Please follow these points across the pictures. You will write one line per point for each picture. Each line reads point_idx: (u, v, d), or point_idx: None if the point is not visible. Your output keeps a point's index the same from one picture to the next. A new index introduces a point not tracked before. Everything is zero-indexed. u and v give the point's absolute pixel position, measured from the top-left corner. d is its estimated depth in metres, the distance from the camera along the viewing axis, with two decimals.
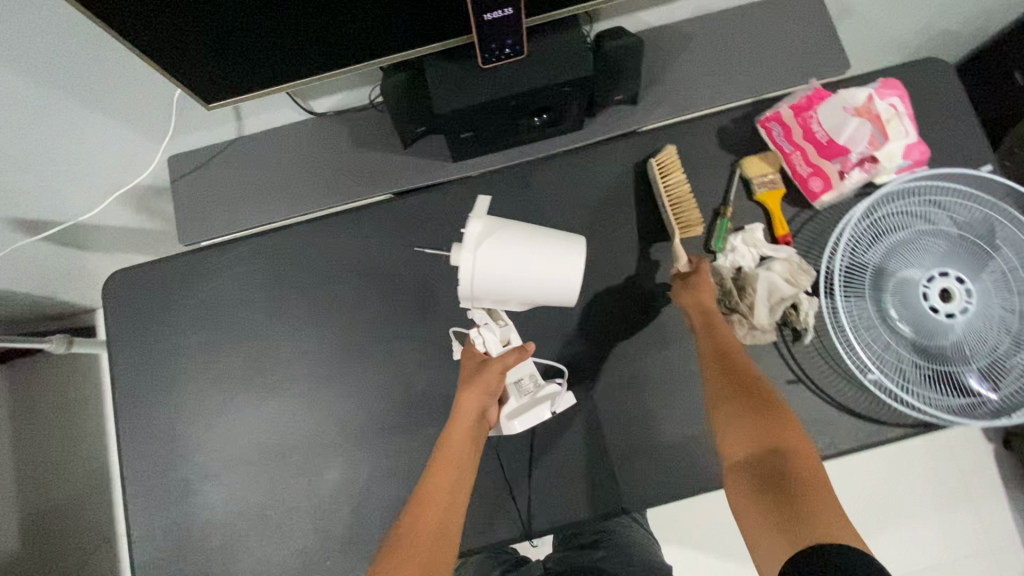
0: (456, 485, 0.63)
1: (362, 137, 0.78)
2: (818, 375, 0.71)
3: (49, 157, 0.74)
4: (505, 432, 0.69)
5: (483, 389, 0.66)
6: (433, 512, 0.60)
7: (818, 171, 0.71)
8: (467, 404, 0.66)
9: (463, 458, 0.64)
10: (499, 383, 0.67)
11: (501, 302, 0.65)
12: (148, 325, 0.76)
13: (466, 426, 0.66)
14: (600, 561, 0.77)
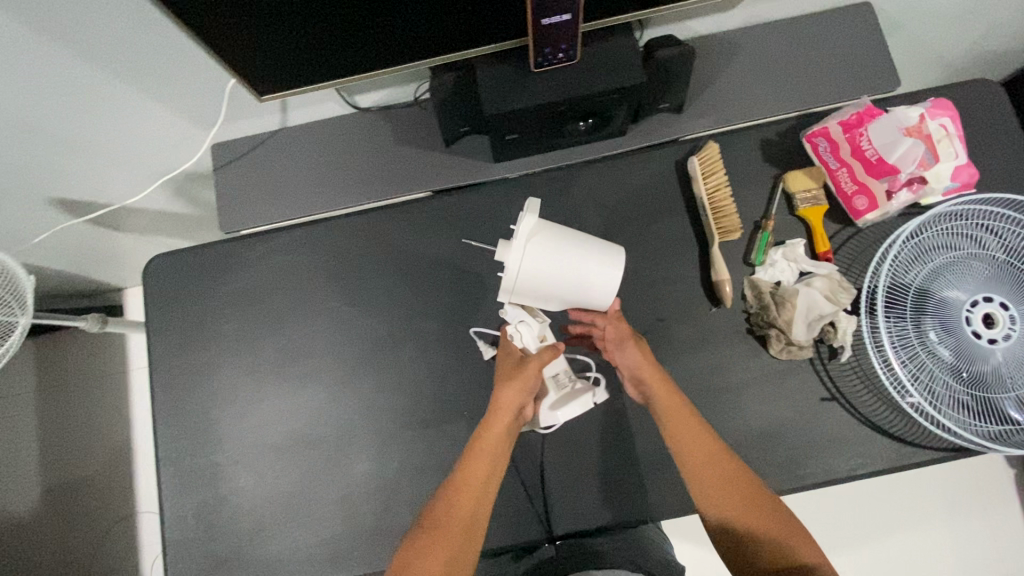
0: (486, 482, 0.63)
1: (405, 134, 0.78)
2: (853, 394, 0.71)
3: (97, 139, 0.74)
4: (548, 423, 0.71)
5: (524, 384, 0.66)
6: (461, 509, 0.61)
7: (864, 190, 0.70)
8: (508, 398, 0.66)
9: (497, 452, 0.65)
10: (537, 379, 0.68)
11: (537, 300, 0.67)
12: (186, 310, 0.77)
13: (504, 418, 0.66)
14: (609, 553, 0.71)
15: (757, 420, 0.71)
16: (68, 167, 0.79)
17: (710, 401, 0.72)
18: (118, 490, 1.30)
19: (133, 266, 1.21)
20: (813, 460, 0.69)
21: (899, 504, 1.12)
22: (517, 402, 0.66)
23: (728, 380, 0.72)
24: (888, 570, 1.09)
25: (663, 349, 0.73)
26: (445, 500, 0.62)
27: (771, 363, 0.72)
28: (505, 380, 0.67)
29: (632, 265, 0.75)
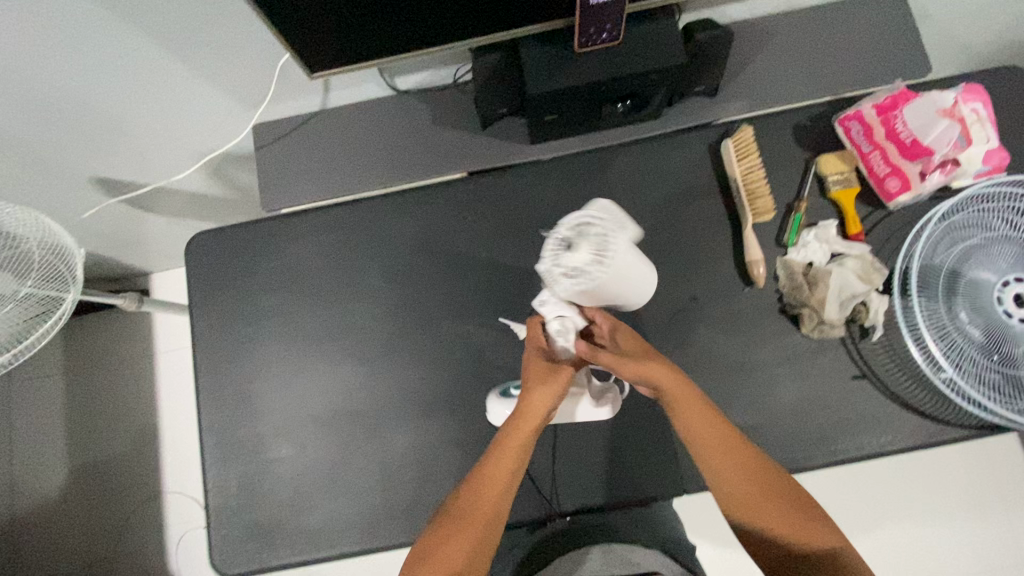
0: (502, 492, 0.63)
1: (443, 115, 0.79)
2: (884, 373, 0.72)
3: (144, 116, 0.76)
4: (603, 418, 0.73)
5: (556, 390, 0.66)
6: (471, 526, 0.61)
7: (897, 172, 0.71)
8: (539, 404, 0.65)
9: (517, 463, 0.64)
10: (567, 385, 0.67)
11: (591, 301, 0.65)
12: (228, 286, 0.79)
13: (528, 427, 0.65)
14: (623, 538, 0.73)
15: (789, 397, 0.72)
16: (114, 144, 0.81)
17: (744, 378, 0.73)
18: (140, 471, 1.30)
19: (163, 250, 1.23)
20: (844, 436, 0.71)
21: (920, 491, 1.13)
22: (546, 410, 0.65)
23: (761, 358, 0.73)
24: (907, 555, 1.10)
25: (697, 327, 0.74)
26: (454, 520, 0.61)
27: (803, 341, 0.73)
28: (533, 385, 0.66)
29: (666, 244, 0.77)
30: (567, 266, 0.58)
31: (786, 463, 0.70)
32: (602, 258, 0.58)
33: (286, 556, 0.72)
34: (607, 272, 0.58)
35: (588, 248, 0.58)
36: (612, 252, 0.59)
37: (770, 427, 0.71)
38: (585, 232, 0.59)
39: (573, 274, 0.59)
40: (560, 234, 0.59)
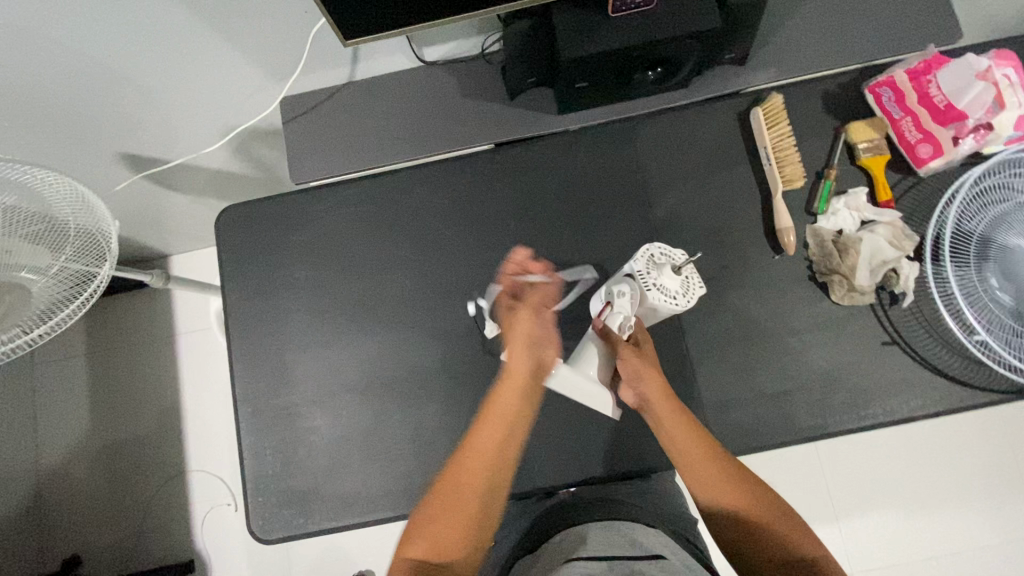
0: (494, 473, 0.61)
1: (470, 86, 0.79)
2: (914, 339, 0.72)
3: (173, 89, 0.76)
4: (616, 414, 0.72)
5: (519, 334, 0.65)
6: (459, 507, 0.59)
7: (928, 137, 0.72)
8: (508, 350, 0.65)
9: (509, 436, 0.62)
10: (536, 326, 0.65)
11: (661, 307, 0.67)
12: (260, 258, 0.80)
13: (514, 393, 0.63)
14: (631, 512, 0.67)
15: (819, 363, 0.73)
16: (142, 118, 0.81)
17: (774, 345, 0.73)
18: (164, 450, 1.31)
19: (183, 231, 1.24)
20: (873, 401, 0.71)
21: (945, 467, 1.12)
22: (521, 361, 0.64)
23: (791, 324, 0.74)
24: (933, 530, 1.10)
25: (727, 294, 0.75)
26: (437, 505, 0.59)
27: (833, 308, 0.74)
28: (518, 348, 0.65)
29: (695, 213, 0.77)
30: (661, 283, 0.66)
31: (817, 428, 0.71)
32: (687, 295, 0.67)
33: (321, 521, 0.74)
34: (687, 307, 0.66)
35: (682, 281, 0.67)
36: (696, 295, 0.67)
37: (800, 393, 0.72)
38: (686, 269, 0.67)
39: (660, 290, 0.66)
40: (663, 257, 0.67)
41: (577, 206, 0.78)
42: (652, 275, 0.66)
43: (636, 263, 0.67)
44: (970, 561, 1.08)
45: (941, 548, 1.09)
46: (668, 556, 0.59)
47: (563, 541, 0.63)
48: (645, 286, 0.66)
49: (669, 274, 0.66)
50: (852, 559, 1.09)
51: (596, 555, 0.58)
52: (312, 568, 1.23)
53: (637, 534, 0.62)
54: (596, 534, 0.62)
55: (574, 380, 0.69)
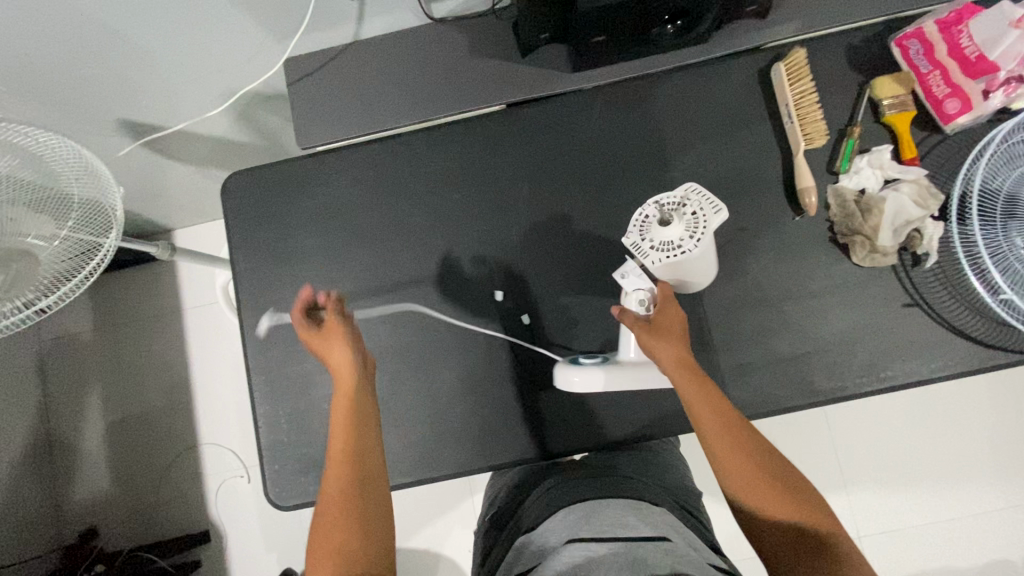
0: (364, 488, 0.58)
1: (480, 45, 0.77)
2: (937, 300, 0.71)
3: (174, 52, 0.73)
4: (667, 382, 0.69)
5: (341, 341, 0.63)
6: (342, 520, 0.55)
7: (957, 92, 0.70)
8: (340, 360, 0.63)
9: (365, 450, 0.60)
10: (352, 326, 0.65)
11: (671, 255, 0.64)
12: (269, 226, 0.79)
13: (347, 413, 0.61)
14: (639, 489, 0.66)
15: (839, 325, 0.72)
16: (143, 83, 0.78)
17: (793, 307, 0.72)
18: (175, 424, 1.32)
19: (186, 203, 1.22)
20: (893, 363, 0.70)
21: (956, 431, 1.12)
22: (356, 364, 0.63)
23: (810, 287, 0.72)
24: (942, 493, 1.10)
25: (746, 257, 0.73)
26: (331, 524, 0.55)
27: (854, 269, 0.72)
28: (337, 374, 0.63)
29: (713, 175, 0.75)
30: (659, 241, 0.65)
31: (836, 391, 0.70)
32: (693, 235, 0.64)
33: None
34: (696, 247, 0.63)
35: (681, 227, 0.64)
36: (703, 230, 0.63)
37: (819, 355, 0.71)
38: (682, 213, 0.64)
39: (660, 248, 0.65)
40: (653, 215, 0.66)
41: (592, 169, 0.76)
42: (646, 238, 0.65)
43: (626, 236, 0.67)
44: (979, 523, 1.09)
45: (950, 511, 1.10)
46: (673, 539, 0.57)
47: (566, 518, 0.61)
48: (644, 252, 0.65)
49: (662, 228, 0.64)
50: (860, 521, 1.11)
51: (599, 538, 0.56)
52: None
53: (642, 515, 0.60)
54: (600, 514, 0.60)
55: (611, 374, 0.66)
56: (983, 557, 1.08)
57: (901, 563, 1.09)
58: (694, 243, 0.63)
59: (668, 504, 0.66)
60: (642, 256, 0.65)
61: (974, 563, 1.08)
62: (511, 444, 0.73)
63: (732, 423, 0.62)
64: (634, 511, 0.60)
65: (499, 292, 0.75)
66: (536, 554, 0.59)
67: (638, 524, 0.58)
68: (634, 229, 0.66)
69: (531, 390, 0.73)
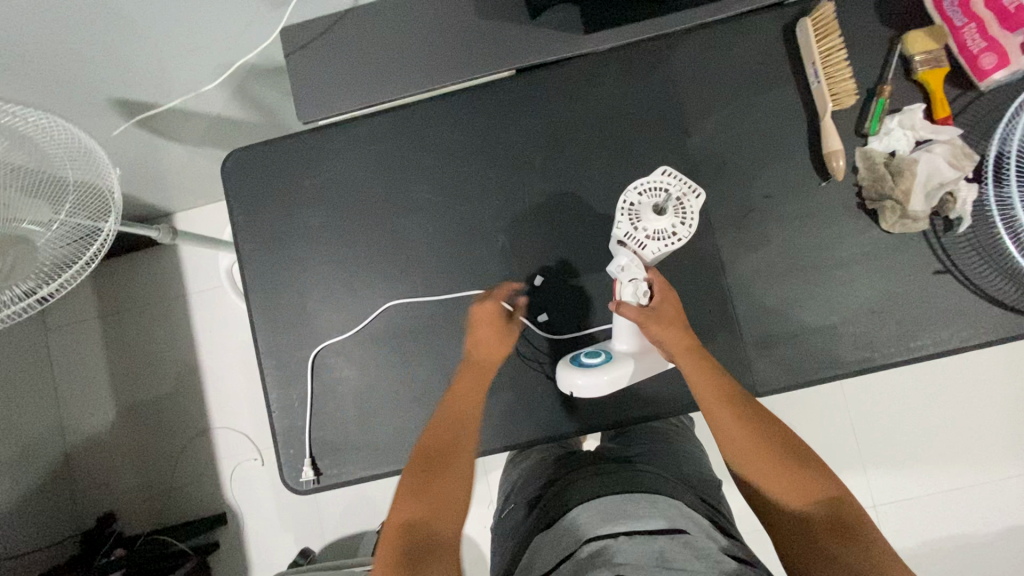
0: (441, 494, 0.59)
1: (487, 7, 0.72)
2: (967, 266, 0.68)
3: (162, 23, 0.69)
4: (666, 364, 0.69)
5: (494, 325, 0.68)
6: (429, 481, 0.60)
7: (993, 46, 0.66)
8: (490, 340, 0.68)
9: (452, 464, 0.61)
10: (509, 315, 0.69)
11: (664, 244, 0.63)
12: (273, 206, 0.77)
13: (463, 408, 0.65)
14: (652, 479, 0.65)
15: (865, 294, 0.69)
16: (133, 58, 0.74)
17: (818, 277, 0.70)
18: (186, 409, 1.31)
19: (184, 186, 1.18)
20: (922, 332, 0.68)
21: (975, 400, 1.11)
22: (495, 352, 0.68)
23: (836, 256, 0.70)
24: (959, 461, 1.10)
25: (770, 226, 0.70)
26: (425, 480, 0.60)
27: (882, 237, 0.69)
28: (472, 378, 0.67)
29: (735, 141, 0.71)
30: (652, 230, 0.63)
31: (863, 362, 0.68)
32: (684, 222, 0.63)
33: (354, 470, 0.73)
34: (691, 232, 0.62)
35: (671, 215, 0.63)
36: (693, 214, 0.63)
37: (846, 326, 0.69)
38: (669, 199, 0.63)
39: (654, 238, 0.63)
40: (641, 202, 0.64)
41: (607, 138, 0.73)
42: (638, 228, 0.63)
43: (616, 228, 0.64)
44: (996, 490, 1.08)
45: (966, 479, 1.09)
46: (691, 531, 0.56)
47: (583, 512, 0.60)
48: (638, 243, 0.63)
49: (654, 217, 0.63)
50: (875, 491, 1.10)
51: (614, 533, 0.55)
52: (341, 517, 1.25)
53: (659, 507, 0.59)
54: (616, 507, 0.60)
55: (617, 373, 0.67)
56: (1002, 522, 1.08)
57: (917, 530, 1.09)
58: (689, 229, 0.63)
59: (686, 494, 0.66)
60: (637, 248, 0.63)
61: (991, 528, 1.08)
62: (530, 424, 0.71)
63: (735, 399, 0.62)
64: (650, 502, 0.60)
65: (538, 278, 0.73)
66: (557, 544, 0.58)
67: (656, 516, 0.57)
68: (624, 220, 0.63)
69: (548, 369, 0.72)
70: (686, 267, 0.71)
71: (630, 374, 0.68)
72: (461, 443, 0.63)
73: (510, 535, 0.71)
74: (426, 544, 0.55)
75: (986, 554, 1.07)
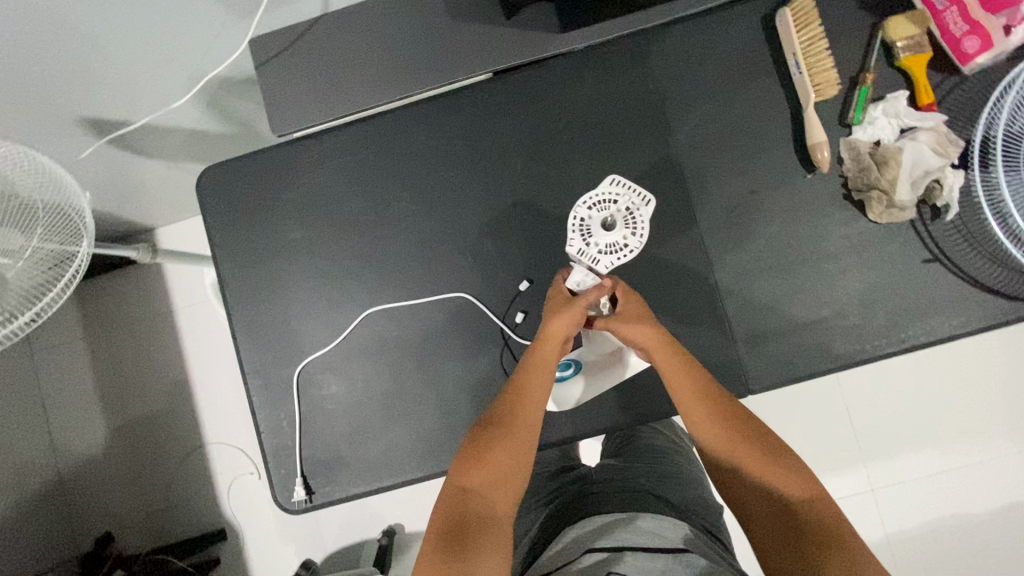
0: (500, 460, 0.57)
1: (462, 8, 0.70)
2: (957, 254, 0.68)
3: (126, 41, 0.66)
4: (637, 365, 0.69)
5: (571, 315, 0.62)
6: (488, 456, 0.57)
7: (976, 29, 0.65)
8: (560, 327, 0.62)
9: (515, 435, 0.59)
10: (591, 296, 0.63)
11: (616, 256, 0.67)
12: (252, 222, 0.75)
13: (535, 387, 0.61)
14: (651, 499, 0.66)
15: (855, 286, 0.68)
16: (99, 79, 0.71)
17: (807, 271, 0.69)
18: (179, 426, 1.30)
19: (164, 201, 1.16)
20: (914, 322, 0.68)
21: (969, 381, 1.11)
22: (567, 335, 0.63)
23: (825, 248, 0.69)
24: (954, 442, 1.10)
25: (757, 222, 0.70)
26: (485, 453, 0.57)
27: (870, 227, 0.69)
28: (545, 354, 0.62)
29: (719, 136, 0.70)
30: (603, 244, 0.68)
31: (855, 354, 0.68)
32: (635, 232, 0.68)
33: (348, 487, 0.72)
34: (641, 242, 0.67)
35: (620, 227, 0.68)
36: (643, 224, 0.68)
37: (837, 319, 0.68)
38: (618, 212, 0.68)
39: (608, 252, 0.67)
40: (591, 218, 0.68)
41: (588, 138, 0.71)
42: (591, 244, 0.68)
43: (570, 245, 0.68)
44: (993, 470, 1.09)
45: (962, 460, 1.09)
46: (691, 549, 0.57)
47: (588, 526, 0.61)
48: (593, 259, 0.67)
49: (604, 232, 0.68)
50: (871, 476, 1.11)
51: (619, 547, 0.55)
52: (341, 527, 1.24)
53: (660, 525, 0.60)
54: (618, 523, 0.60)
55: (584, 384, 0.70)
56: (1001, 500, 1.08)
57: (916, 514, 1.10)
58: (640, 238, 0.67)
59: (683, 514, 0.66)
60: (591, 263, 0.67)
61: (991, 507, 1.08)
62: None
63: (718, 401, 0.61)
64: (651, 521, 0.60)
65: (523, 282, 0.71)
66: (558, 555, 0.58)
67: (659, 535, 0.58)
68: (576, 237, 0.68)
69: None
70: (674, 266, 0.70)
71: (600, 381, 0.70)
72: (526, 414, 0.60)
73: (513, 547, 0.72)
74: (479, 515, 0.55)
75: (986, 533, 1.08)
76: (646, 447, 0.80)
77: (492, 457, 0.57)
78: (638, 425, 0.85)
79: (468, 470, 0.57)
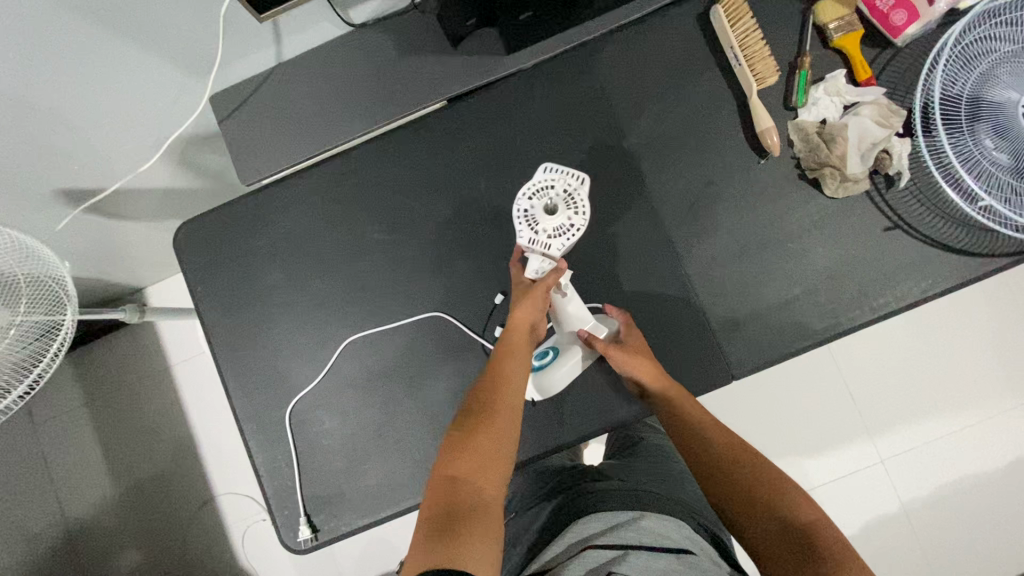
0: (484, 448, 0.57)
1: (409, 43, 0.72)
2: (915, 219, 0.69)
3: (90, 115, 0.69)
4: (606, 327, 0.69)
5: (536, 302, 0.64)
6: (472, 444, 0.57)
7: (902, 2, 0.68)
8: (523, 315, 0.65)
9: (494, 422, 0.59)
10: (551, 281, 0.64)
11: (566, 237, 0.63)
12: (231, 271, 0.77)
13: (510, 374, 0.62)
14: (653, 497, 0.66)
15: (823, 261, 0.70)
16: (66, 154, 0.74)
17: (774, 252, 0.71)
18: (187, 480, 1.30)
19: (148, 261, 1.17)
20: (885, 288, 0.69)
21: (959, 340, 1.11)
22: (533, 321, 0.65)
23: (788, 228, 0.71)
24: (953, 402, 1.10)
25: (718, 211, 0.71)
26: (468, 441, 0.57)
27: (828, 203, 0.70)
28: (516, 345, 0.65)
29: (670, 134, 0.72)
30: (551, 229, 0.63)
31: (830, 327, 0.69)
32: (578, 210, 0.63)
33: (352, 520, 0.72)
34: (587, 219, 0.63)
35: (564, 208, 0.63)
36: (584, 201, 0.63)
37: (808, 295, 0.70)
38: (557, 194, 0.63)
39: (558, 235, 0.63)
40: (534, 206, 0.63)
41: (546, 150, 0.74)
42: (540, 231, 0.63)
43: (519, 237, 0.63)
44: (995, 425, 1.09)
45: (963, 419, 1.10)
46: (695, 552, 0.57)
47: (596, 520, 0.61)
48: (545, 245, 0.63)
49: (549, 217, 0.62)
50: (876, 446, 1.11)
51: (624, 545, 0.56)
52: (359, 562, 1.24)
53: (662, 525, 0.60)
54: (622, 521, 0.60)
55: (563, 365, 0.70)
56: (1010, 455, 1.08)
57: (927, 479, 1.09)
58: (585, 214, 0.63)
59: (685, 511, 0.66)
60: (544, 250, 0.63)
61: (1000, 463, 1.08)
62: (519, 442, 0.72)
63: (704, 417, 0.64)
64: (654, 520, 0.61)
65: (498, 296, 0.73)
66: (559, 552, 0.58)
67: (662, 535, 0.59)
68: (523, 227, 0.63)
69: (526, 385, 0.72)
70: (645, 263, 0.72)
71: (578, 362, 0.70)
72: (505, 400, 0.60)
73: (511, 540, 0.73)
74: (467, 504, 0.53)
75: (999, 490, 1.08)
76: (647, 446, 0.80)
77: (475, 446, 0.57)
78: (641, 424, 0.86)
79: (454, 459, 0.56)
